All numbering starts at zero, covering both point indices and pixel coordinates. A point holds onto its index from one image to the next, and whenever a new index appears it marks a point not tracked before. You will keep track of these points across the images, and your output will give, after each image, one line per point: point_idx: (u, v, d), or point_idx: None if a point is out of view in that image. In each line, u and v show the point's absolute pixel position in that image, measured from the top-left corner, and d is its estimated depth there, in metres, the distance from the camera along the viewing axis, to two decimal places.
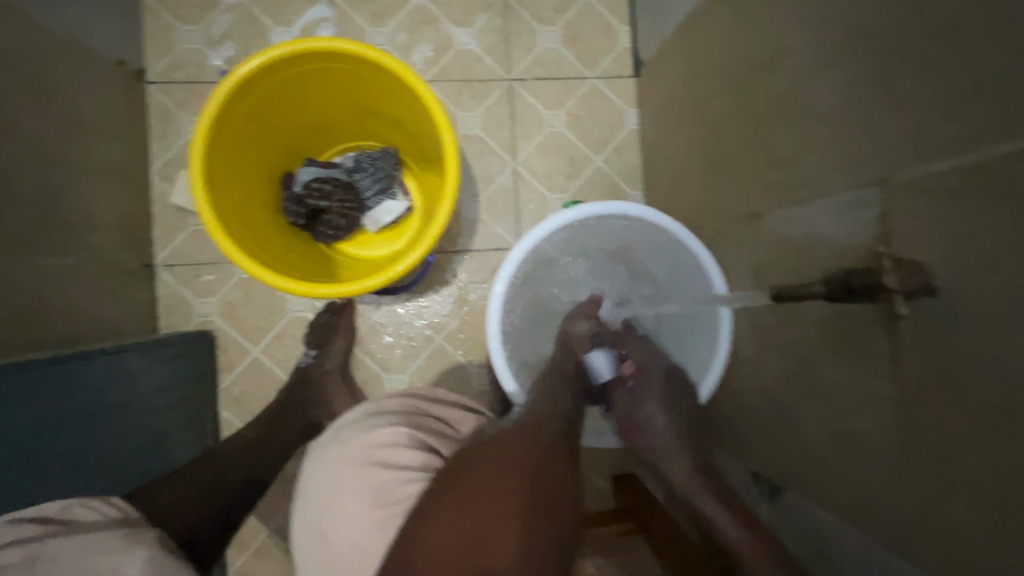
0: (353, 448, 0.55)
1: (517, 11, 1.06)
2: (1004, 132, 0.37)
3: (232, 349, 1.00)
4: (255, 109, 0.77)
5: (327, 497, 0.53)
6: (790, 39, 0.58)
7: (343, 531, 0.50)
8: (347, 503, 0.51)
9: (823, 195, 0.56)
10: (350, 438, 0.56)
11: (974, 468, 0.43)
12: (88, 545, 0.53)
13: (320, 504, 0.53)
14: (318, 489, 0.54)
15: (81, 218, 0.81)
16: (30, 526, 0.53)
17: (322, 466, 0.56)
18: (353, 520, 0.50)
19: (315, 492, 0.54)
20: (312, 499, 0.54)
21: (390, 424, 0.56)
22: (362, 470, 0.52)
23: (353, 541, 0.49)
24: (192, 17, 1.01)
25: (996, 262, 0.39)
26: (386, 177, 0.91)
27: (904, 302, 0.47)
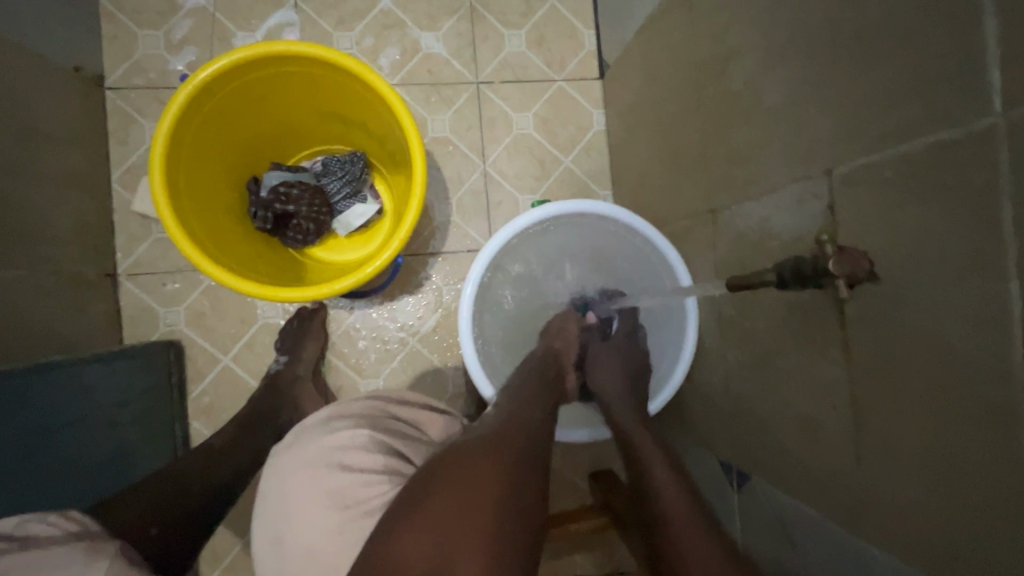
0: (311, 451, 0.54)
1: (482, 15, 1.07)
2: (930, 123, 0.39)
3: (201, 358, 0.98)
4: (217, 113, 0.76)
5: (285, 501, 0.51)
6: (741, 37, 0.60)
7: (295, 534, 0.49)
8: (304, 507, 0.50)
9: (776, 189, 0.57)
10: (309, 442, 0.55)
11: (923, 450, 0.43)
12: (46, 559, 0.44)
13: (278, 509, 0.51)
14: (276, 494, 0.53)
15: (39, 227, 0.79)
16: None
17: (280, 470, 0.54)
18: (309, 523, 0.48)
19: (274, 493, 0.53)
20: (269, 503, 0.53)
21: (349, 426, 0.55)
22: (319, 473, 0.51)
23: (304, 545, 0.48)
24: (152, 22, 0.99)
25: (924, 248, 0.41)
26: (355, 180, 0.91)
27: (846, 287, 0.46)
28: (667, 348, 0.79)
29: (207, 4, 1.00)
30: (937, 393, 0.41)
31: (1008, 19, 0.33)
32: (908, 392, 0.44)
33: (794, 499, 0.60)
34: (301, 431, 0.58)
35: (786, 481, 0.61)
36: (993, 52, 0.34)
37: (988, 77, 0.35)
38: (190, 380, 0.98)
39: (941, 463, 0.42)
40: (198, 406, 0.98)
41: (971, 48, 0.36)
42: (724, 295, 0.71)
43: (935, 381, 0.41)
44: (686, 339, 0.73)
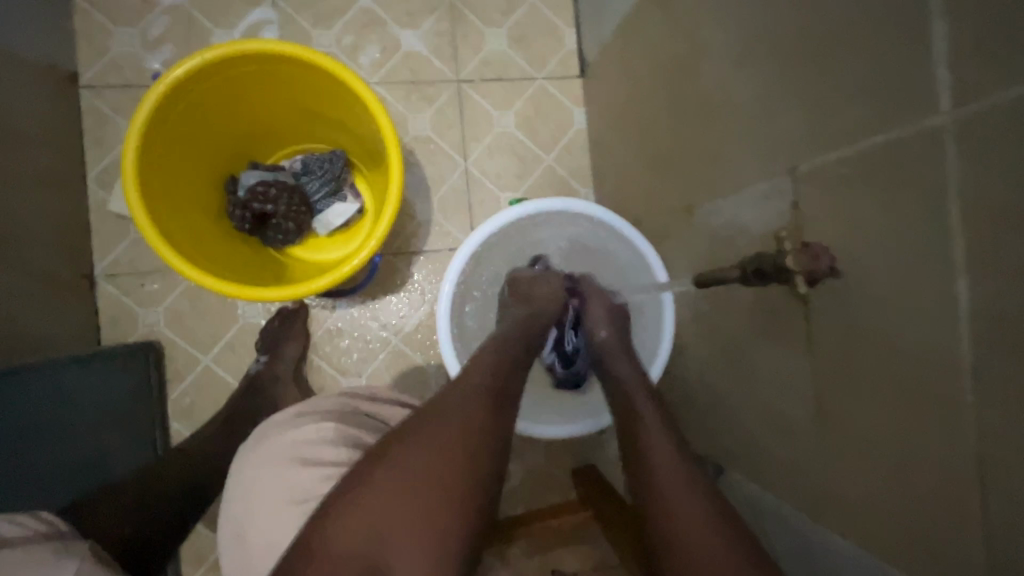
0: (277, 446, 0.53)
1: (462, 12, 1.07)
2: (882, 123, 0.40)
3: (181, 359, 0.97)
4: (190, 111, 0.75)
5: (253, 497, 0.51)
6: (711, 37, 0.61)
7: (265, 529, 0.49)
8: (273, 503, 0.50)
9: (745, 186, 0.58)
10: (276, 438, 0.54)
11: (879, 442, 0.44)
12: (13, 559, 0.41)
13: (248, 505, 0.51)
14: (244, 490, 0.52)
15: (13, 228, 0.79)
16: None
17: (248, 466, 0.54)
18: (280, 519, 0.49)
19: (242, 488, 0.53)
20: (237, 499, 0.52)
21: (317, 421, 0.55)
22: (288, 469, 0.51)
23: (274, 541, 0.48)
24: (127, 20, 0.98)
25: (879, 245, 0.42)
26: (334, 179, 0.90)
27: (806, 283, 0.46)
28: (644, 346, 0.79)
29: (184, 2, 0.99)
30: (893, 385, 0.42)
31: (952, 21, 0.34)
32: (866, 385, 0.45)
33: (765, 491, 0.61)
34: (268, 427, 0.57)
35: (756, 473, 0.62)
36: (940, 54, 0.35)
37: (936, 78, 0.36)
38: (170, 380, 0.97)
39: (896, 454, 0.43)
40: (178, 407, 0.97)
41: (920, 50, 0.37)
42: (698, 291, 0.72)
43: (891, 374, 0.42)
44: (662, 335, 0.74)
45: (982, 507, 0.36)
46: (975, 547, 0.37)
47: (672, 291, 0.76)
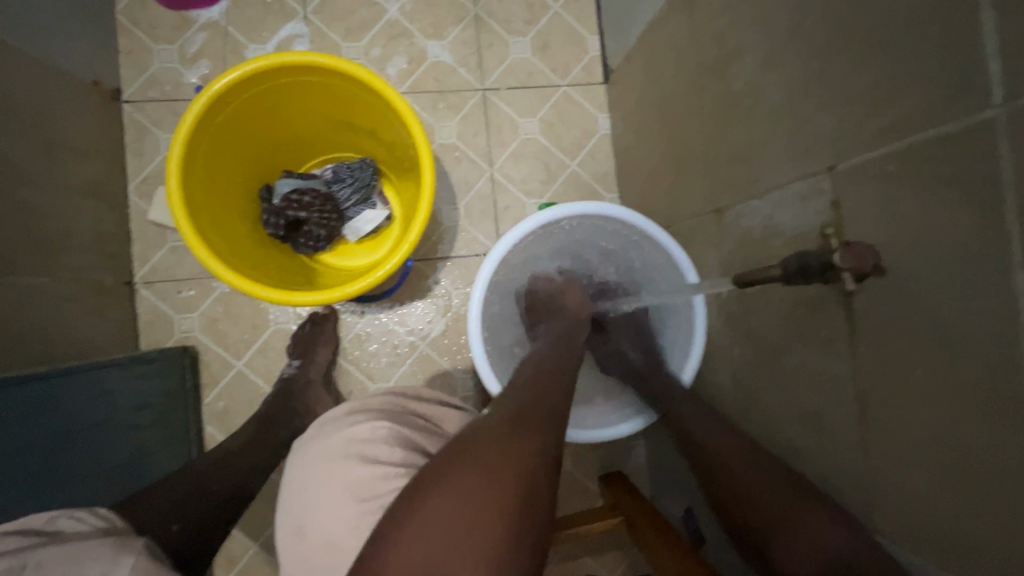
0: (332, 444, 0.55)
1: (487, 22, 1.08)
2: (928, 118, 0.40)
3: (215, 364, 1.00)
4: (231, 122, 0.77)
5: (305, 492, 0.52)
6: (743, 38, 0.61)
7: (317, 525, 0.49)
8: (323, 499, 0.51)
9: (780, 186, 0.58)
10: (329, 435, 0.56)
11: (932, 443, 0.43)
12: (76, 553, 0.43)
13: (302, 500, 0.52)
14: (297, 486, 0.54)
15: (59, 236, 0.82)
16: (7, 540, 0.43)
17: (302, 463, 0.55)
18: (330, 515, 0.49)
19: (297, 484, 0.54)
20: (292, 494, 0.54)
21: (369, 420, 0.56)
22: (341, 465, 0.52)
23: (325, 538, 0.49)
24: (167, 37, 1.02)
25: (927, 241, 0.41)
26: (365, 187, 0.92)
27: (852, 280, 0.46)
28: (676, 350, 0.79)
29: (220, 19, 1.03)
30: (945, 384, 0.41)
31: (1002, 13, 0.34)
32: (915, 386, 0.44)
33: None
34: (321, 426, 0.59)
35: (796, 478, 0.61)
36: (991, 47, 0.35)
37: (987, 72, 0.35)
38: (205, 385, 0.99)
39: (950, 455, 0.42)
40: (212, 411, 0.99)
41: (968, 43, 0.36)
42: (731, 294, 0.71)
43: (943, 375, 0.41)
44: (693, 339, 0.73)
45: None
46: None
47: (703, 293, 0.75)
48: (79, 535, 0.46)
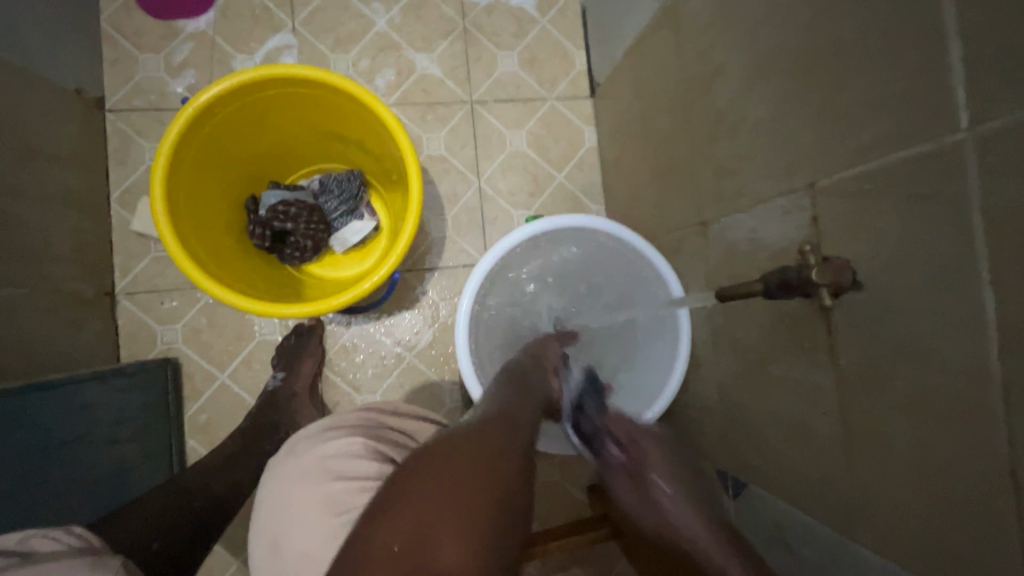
0: (309, 460, 0.54)
1: (475, 36, 1.10)
2: (902, 138, 0.41)
3: (198, 376, 0.98)
4: (217, 133, 0.77)
5: (284, 508, 0.51)
6: (725, 58, 0.62)
7: (296, 544, 0.48)
8: (300, 516, 0.49)
9: (761, 202, 0.60)
10: (306, 451, 0.55)
11: (909, 454, 0.44)
12: (53, 572, 0.42)
13: (278, 518, 0.51)
14: (275, 504, 0.52)
15: (39, 248, 0.80)
16: None
17: (280, 480, 0.54)
18: (308, 532, 0.48)
19: (273, 503, 0.53)
20: (268, 513, 0.52)
21: (346, 435, 0.56)
22: (318, 481, 0.51)
23: (303, 556, 0.47)
24: (152, 46, 1.01)
25: (901, 258, 0.42)
26: (351, 199, 0.92)
27: (830, 295, 0.48)
28: (661, 361, 0.80)
29: (207, 29, 1.03)
30: (922, 396, 0.42)
31: (969, 42, 0.35)
32: (892, 397, 0.45)
33: (787, 505, 0.61)
34: (297, 442, 0.58)
35: (779, 489, 0.62)
36: (958, 74, 0.36)
37: (955, 96, 0.37)
38: (187, 398, 0.98)
39: (927, 466, 0.43)
40: (195, 424, 0.97)
41: (937, 70, 0.38)
42: (714, 306, 0.72)
43: (919, 388, 0.42)
44: (678, 352, 0.74)
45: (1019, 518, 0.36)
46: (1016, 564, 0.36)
47: (687, 306, 0.76)
48: (54, 553, 0.44)
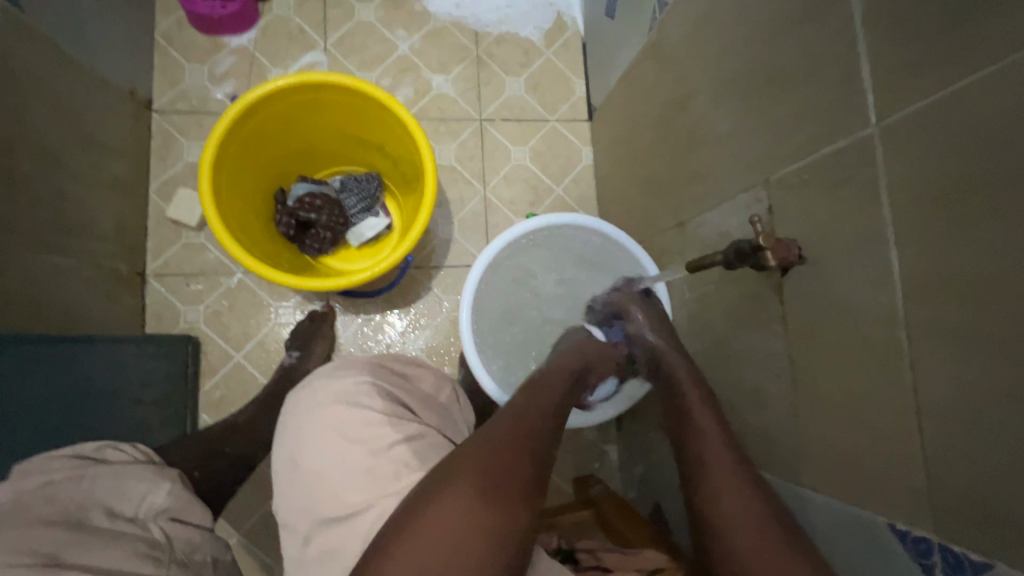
0: (328, 390, 0.62)
1: (487, 62, 1.22)
2: (831, 137, 0.51)
3: (215, 355, 1.05)
4: (257, 129, 0.87)
5: (301, 430, 0.60)
6: (699, 80, 0.73)
7: (315, 459, 0.57)
8: (316, 438, 0.58)
9: (728, 199, 0.69)
10: (324, 384, 0.63)
11: (841, 399, 0.52)
12: (121, 473, 0.59)
13: (298, 436, 0.60)
14: (294, 429, 0.61)
15: (85, 222, 0.89)
16: (68, 459, 0.58)
17: (297, 410, 0.63)
18: (324, 452, 0.57)
19: (295, 422, 0.61)
20: (289, 432, 0.61)
21: (358, 374, 0.64)
22: (334, 410, 0.60)
23: (316, 471, 0.57)
24: (198, 57, 1.13)
25: (831, 231, 0.52)
26: (369, 198, 1.02)
27: (770, 256, 0.55)
28: None
29: (248, 45, 1.15)
30: (850, 346, 0.50)
31: (874, 58, 0.46)
32: (827, 352, 0.53)
33: None
34: (317, 377, 0.66)
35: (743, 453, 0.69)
36: (868, 83, 0.47)
37: (864, 100, 0.47)
38: (204, 374, 1.05)
39: (851, 405, 0.51)
40: (208, 399, 1.04)
41: (853, 80, 0.48)
42: (690, 296, 0.81)
43: (846, 341, 0.51)
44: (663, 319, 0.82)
45: (921, 435, 0.44)
46: (920, 473, 0.44)
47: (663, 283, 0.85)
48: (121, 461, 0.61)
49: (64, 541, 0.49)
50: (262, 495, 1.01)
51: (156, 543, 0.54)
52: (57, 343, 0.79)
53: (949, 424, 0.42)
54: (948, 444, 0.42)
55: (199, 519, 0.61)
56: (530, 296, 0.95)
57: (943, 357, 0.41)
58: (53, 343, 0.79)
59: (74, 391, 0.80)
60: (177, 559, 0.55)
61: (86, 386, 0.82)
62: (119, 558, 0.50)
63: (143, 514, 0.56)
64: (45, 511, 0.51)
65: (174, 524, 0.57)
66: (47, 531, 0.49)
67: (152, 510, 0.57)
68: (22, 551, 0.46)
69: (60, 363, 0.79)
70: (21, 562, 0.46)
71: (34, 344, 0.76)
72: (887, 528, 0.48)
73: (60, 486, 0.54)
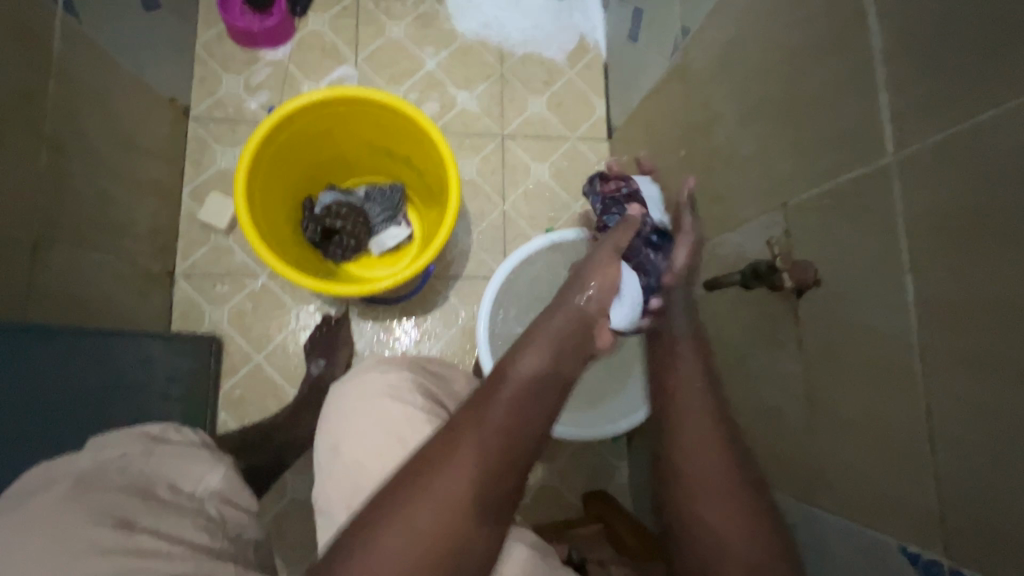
0: (365, 384, 0.64)
1: (511, 80, 1.26)
2: (850, 165, 0.53)
3: (237, 355, 1.08)
4: (292, 137, 0.91)
5: (337, 422, 0.62)
6: (721, 104, 0.76)
7: (351, 449, 0.59)
8: (353, 429, 0.60)
9: (747, 221, 0.71)
10: (362, 378, 0.66)
11: (855, 420, 0.53)
12: (184, 452, 0.65)
13: (337, 425, 0.62)
14: (332, 420, 0.63)
15: (121, 221, 0.94)
16: (139, 436, 0.65)
17: (337, 401, 0.65)
18: (361, 442, 0.59)
19: (334, 412, 0.64)
20: (329, 421, 0.63)
21: (396, 370, 0.66)
22: (373, 402, 0.62)
23: (351, 460, 0.59)
24: (235, 68, 1.18)
25: (848, 256, 0.53)
26: (393, 208, 1.06)
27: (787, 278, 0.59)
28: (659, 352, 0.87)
29: (284, 58, 1.20)
30: (865, 368, 0.52)
31: (893, 91, 0.48)
32: (843, 373, 0.54)
33: None
34: (355, 371, 0.69)
35: None
36: (887, 115, 0.48)
37: (884, 131, 0.49)
38: (225, 373, 1.08)
39: (866, 426, 0.52)
40: (228, 397, 1.07)
41: (872, 110, 0.50)
42: (706, 314, 0.83)
43: (862, 364, 0.52)
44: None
45: (935, 458, 0.45)
46: (932, 497, 0.45)
47: None
48: (183, 442, 0.67)
49: (137, 507, 0.55)
50: (275, 495, 1.03)
51: (212, 517, 0.60)
52: (97, 336, 0.83)
53: (963, 447, 0.42)
54: (961, 468, 0.42)
55: (247, 504, 0.66)
56: (538, 307, 0.96)
57: (958, 382, 0.42)
58: (93, 335, 0.82)
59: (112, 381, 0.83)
60: (229, 535, 0.60)
61: (121, 379, 0.85)
62: (183, 528, 0.56)
63: (201, 493, 0.62)
64: (120, 478, 0.57)
65: (226, 505, 0.63)
66: (122, 496, 0.55)
67: (208, 491, 0.63)
68: (104, 512, 0.52)
69: (99, 356, 0.82)
70: (93, 523, 0.51)
71: (76, 335, 0.79)
72: (897, 550, 0.48)
73: (132, 457, 0.61)
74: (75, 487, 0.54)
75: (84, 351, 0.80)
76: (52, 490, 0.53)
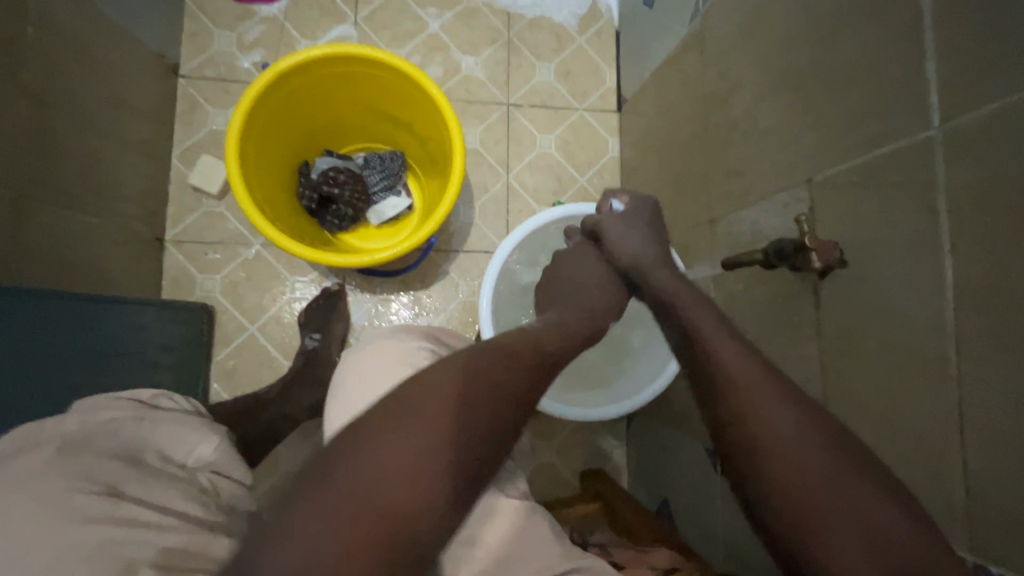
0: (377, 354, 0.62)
1: (517, 47, 1.20)
2: (887, 135, 0.49)
3: (231, 325, 1.06)
4: (289, 97, 0.86)
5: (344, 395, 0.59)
6: (743, 74, 0.71)
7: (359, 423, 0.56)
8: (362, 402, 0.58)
9: (767, 197, 0.67)
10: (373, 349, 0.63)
11: (876, 407, 0.51)
12: (177, 421, 0.63)
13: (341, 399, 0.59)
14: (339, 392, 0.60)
15: (107, 183, 0.89)
16: (125, 403, 0.63)
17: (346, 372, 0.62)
18: None
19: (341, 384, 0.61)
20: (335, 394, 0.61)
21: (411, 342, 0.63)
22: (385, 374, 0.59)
23: None
24: (227, 23, 1.12)
25: (878, 236, 0.50)
26: (393, 176, 1.01)
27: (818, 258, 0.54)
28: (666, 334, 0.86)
29: (278, 14, 1.13)
30: (891, 353, 0.49)
31: (941, 56, 0.44)
32: (866, 359, 0.52)
33: None
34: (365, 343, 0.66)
35: None
36: (933, 83, 0.45)
37: (928, 101, 0.45)
38: (218, 343, 1.05)
39: (887, 414, 0.50)
40: (221, 368, 1.05)
41: (917, 78, 0.46)
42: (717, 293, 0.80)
43: (887, 350, 0.49)
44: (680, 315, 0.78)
45: (964, 449, 0.43)
46: (958, 487, 0.43)
47: None
48: (173, 410, 0.65)
49: (126, 473, 0.52)
50: None
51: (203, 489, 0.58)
52: (86, 301, 0.79)
53: (992, 439, 0.40)
54: (992, 460, 0.40)
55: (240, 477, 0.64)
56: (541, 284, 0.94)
57: (998, 373, 0.40)
58: (83, 300, 0.79)
59: (103, 347, 0.80)
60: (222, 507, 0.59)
61: (112, 345, 0.82)
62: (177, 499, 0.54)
63: (192, 464, 0.60)
64: (111, 443, 0.55)
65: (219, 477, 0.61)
66: (112, 462, 0.53)
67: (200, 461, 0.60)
68: (93, 477, 0.50)
69: (87, 321, 0.79)
70: (84, 489, 0.49)
71: (68, 301, 0.76)
72: None
73: (121, 422, 0.59)
74: (62, 450, 0.51)
75: (69, 318, 0.76)
76: (37, 451, 0.51)
